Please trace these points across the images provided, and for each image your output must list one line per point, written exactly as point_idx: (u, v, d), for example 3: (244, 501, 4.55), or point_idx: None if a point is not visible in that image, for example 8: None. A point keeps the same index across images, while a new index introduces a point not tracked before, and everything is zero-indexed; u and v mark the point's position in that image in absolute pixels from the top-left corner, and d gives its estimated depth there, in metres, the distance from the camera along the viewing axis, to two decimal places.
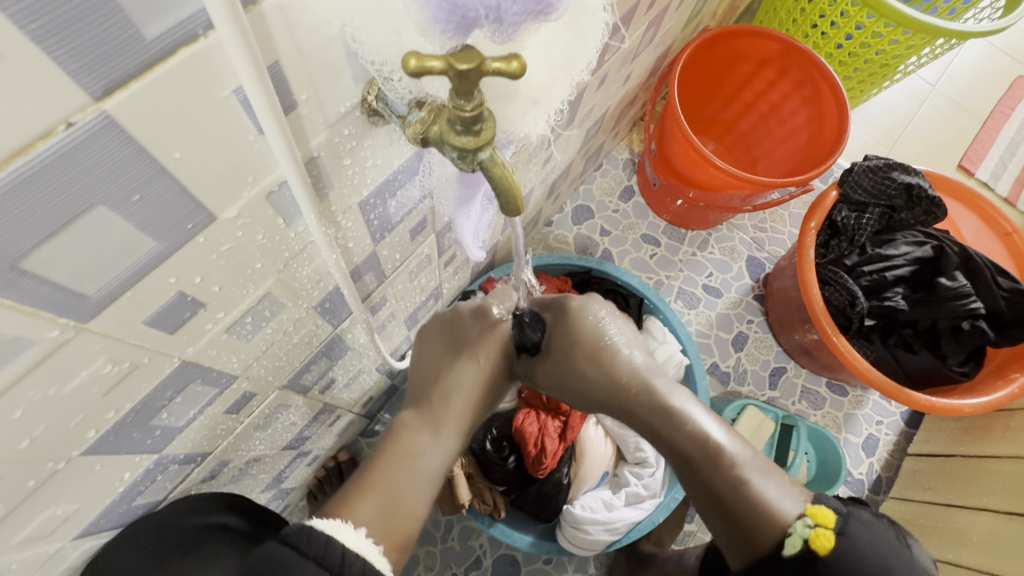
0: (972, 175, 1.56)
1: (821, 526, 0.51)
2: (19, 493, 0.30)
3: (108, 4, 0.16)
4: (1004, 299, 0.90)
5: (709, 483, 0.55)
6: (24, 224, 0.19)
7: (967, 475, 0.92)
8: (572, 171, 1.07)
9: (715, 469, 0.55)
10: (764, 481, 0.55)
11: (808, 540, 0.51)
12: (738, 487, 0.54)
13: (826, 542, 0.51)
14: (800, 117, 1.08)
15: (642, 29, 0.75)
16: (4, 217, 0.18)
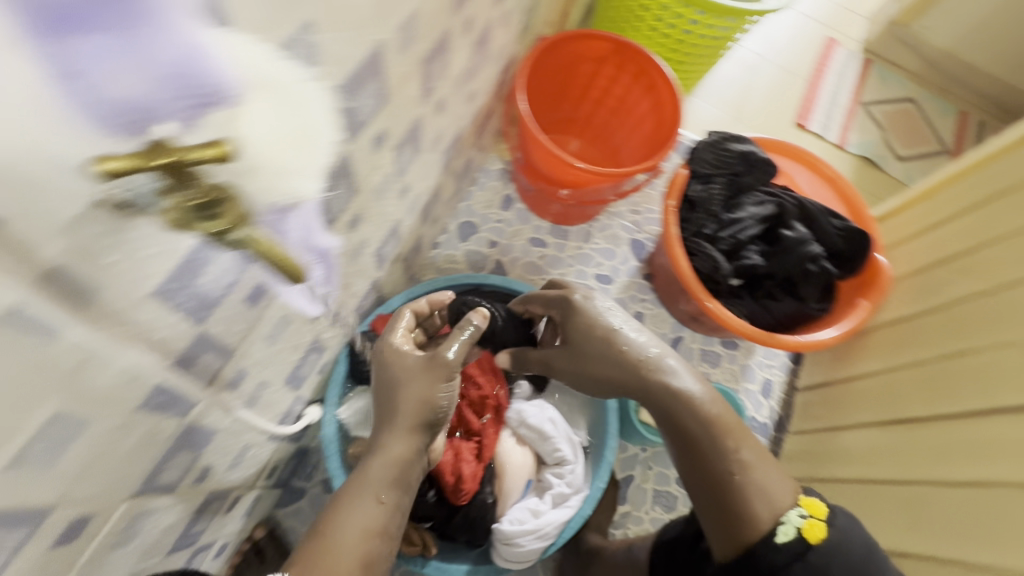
0: (807, 129, 1.76)
1: (814, 516, 0.68)
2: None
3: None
4: (840, 237, 1.02)
5: (710, 465, 0.71)
6: None
7: (844, 397, 1.03)
8: (444, 192, 1.07)
9: (721, 452, 0.71)
10: (764, 474, 0.71)
11: (800, 528, 0.66)
12: (743, 470, 0.70)
13: (817, 531, 0.66)
14: (644, 106, 1.16)
15: (468, 50, 0.77)
16: None
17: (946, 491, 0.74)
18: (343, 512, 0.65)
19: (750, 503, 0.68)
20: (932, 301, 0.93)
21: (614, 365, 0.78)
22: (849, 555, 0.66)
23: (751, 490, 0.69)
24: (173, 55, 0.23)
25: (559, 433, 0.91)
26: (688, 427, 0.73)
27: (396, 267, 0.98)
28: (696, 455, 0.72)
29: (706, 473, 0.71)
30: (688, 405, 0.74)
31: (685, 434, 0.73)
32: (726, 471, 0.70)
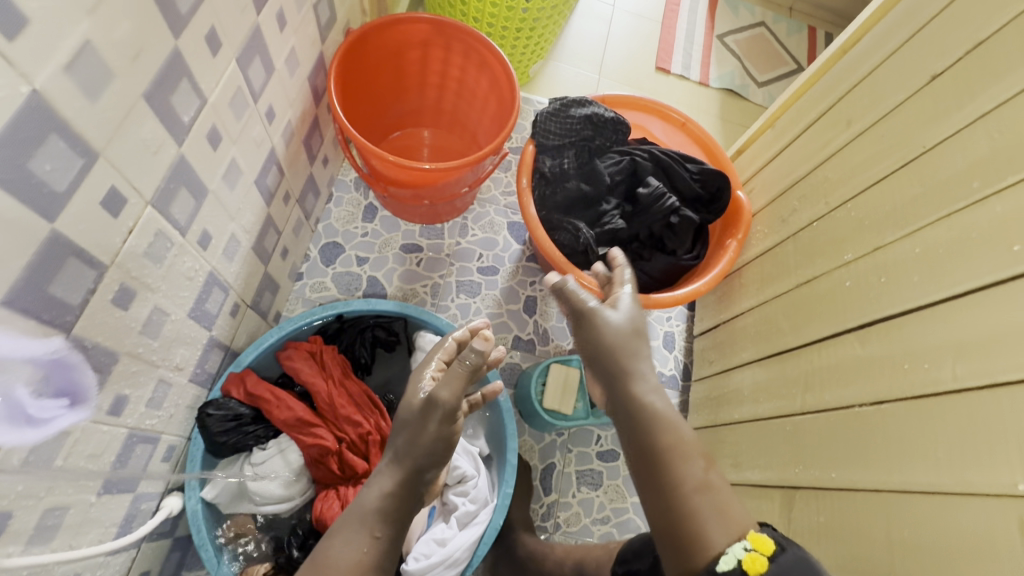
0: (670, 72, 1.76)
1: (757, 549, 0.52)
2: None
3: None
4: (697, 183, 1.01)
5: (667, 482, 0.58)
6: None
7: (731, 338, 1.04)
8: (284, 220, 0.97)
9: (685, 466, 0.58)
10: (727, 496, 0.57)
11: (742, 561, 0.51)
12: (698, 488, 0.57)
13: (761, 566, 0.51)
14: (483, 84, 1.09)
15: (239, 67, 0.67)
16: None
17: (817, 417, 0.77)
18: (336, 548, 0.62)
19: (703, 523, 0.55)
20: (787, 229, 0.95)
21: (608, 356, 0.68)
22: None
23: (708, 513, 0.55)
24: None
25: (454, 448, 0.86)
26: (657, 442, 0.60)
27: (242, 316, 0.88)
28: (659, 472, 0.59)
29: (664, 493, 0.58)
30: (661, 420, 0.62)
31: (649, 448, 0.60)
32: (688, 488, 0.57)
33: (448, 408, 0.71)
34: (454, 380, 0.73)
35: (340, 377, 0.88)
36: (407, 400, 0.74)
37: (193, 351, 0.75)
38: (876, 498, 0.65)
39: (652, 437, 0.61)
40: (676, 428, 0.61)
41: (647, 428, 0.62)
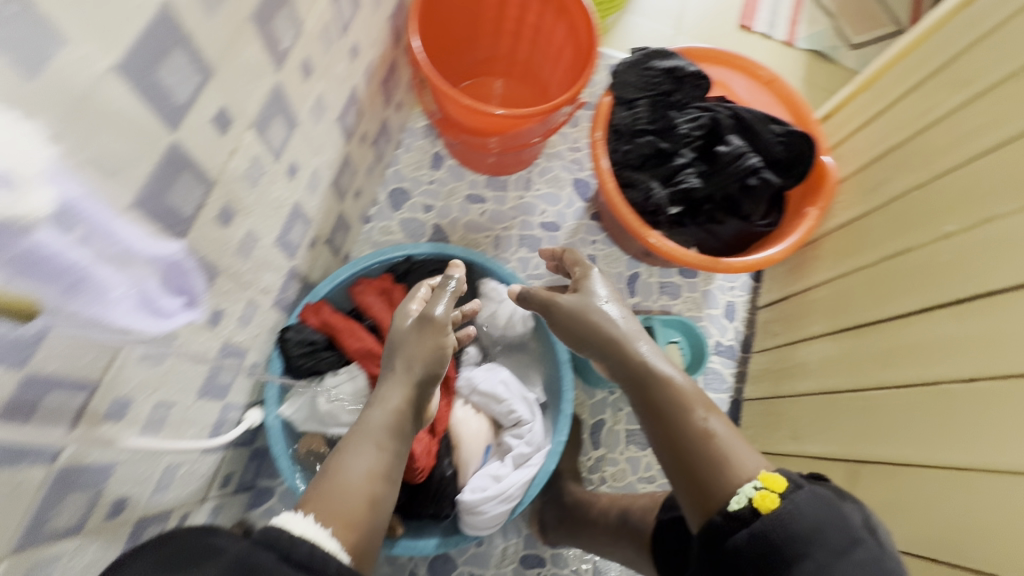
0: (752, 31, 1.63)
1: (768, 487, 0.56)
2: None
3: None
4: (780, 144, 0.95)
5: (674, 435, 0.62)
6: None
7: (801, 310, 1.00)
8: (359, 161, 0.99)
9: (689, 423, 0.62)
10: (737, 445, 0.61)
11: (753, 499, 0.56)
12: (705, 441, 0.61)
13: (771, 503, 0.55)
14: (560, 32, 1.06)
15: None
16: None
17: (893, 393, 0.74)
18: (347, 457, 0.64)
19: (716, 472, 0.59)
20: (877, 199, 0.89)
21: (595, 330, 0.72)
22: (805, 533, 0.54)
23: (720, 463, 0.59)
24: None
25: (513, 393, 0.89)
26: (657, 400, 0.65)
27: (318, 251, 0.93)
28: (666, 430, 0.63)
29: (674, 448, 0.62)
30: (660, 373, 0.66)
31: (653, 407, 0.65)
32: (696, 444, 0.61)
33: (438, 324, 0.75)
34: (442, 300, 0.77)
35: None
36: (397, 324, 0.77)
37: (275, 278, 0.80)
38: (956, 477, 0.63)
39: (648, 397, 0.66)
40: (675, 382, 0.65)
41: (646, 386, 0.66)
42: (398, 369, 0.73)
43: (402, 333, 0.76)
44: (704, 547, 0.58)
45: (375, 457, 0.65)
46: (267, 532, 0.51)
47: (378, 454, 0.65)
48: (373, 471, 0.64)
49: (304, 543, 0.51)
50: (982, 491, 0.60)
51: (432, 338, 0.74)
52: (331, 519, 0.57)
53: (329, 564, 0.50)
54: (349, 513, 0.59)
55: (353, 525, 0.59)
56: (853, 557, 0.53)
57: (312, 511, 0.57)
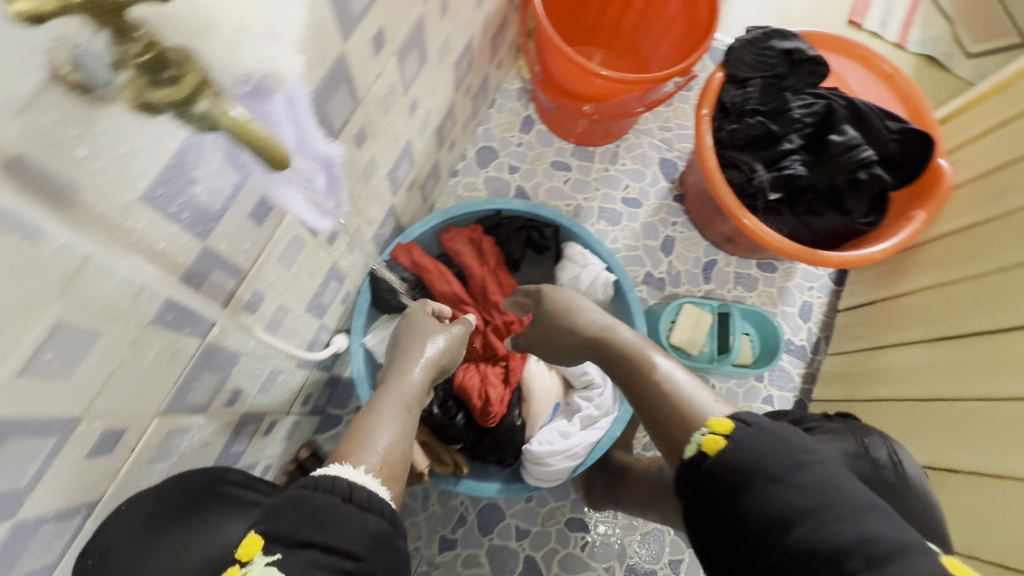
0: (862, 28, 1.54)
1: (714, 431, 0.49)
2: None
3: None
4: (895, 142, 0.92)
5: (641, 398, 0.58)
6: None
7: (888, 317, 0.97)
8: (460, 112, 1.00)
9: (655, 386, 0.56)
10: (699, 393, 0.54)
11: (700, 446, 0.49)
12: (663, 396, 0.55)
13: (717, 444, 0.48)
14: (674, 4, 1.03)
15: None
16: None
17: (988, 403, 0.73)
18: (378, 417, 0.62)
19: (671, 421, 0.53)
20: (994, 208, 0.84)
21: (565, 328, 0.71)
22: (755, 468, 0.45)
23: (680, 409, 0.53)
24: None
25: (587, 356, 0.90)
26: (626, 370, 0.61)
27: (412, 194, 0.95)
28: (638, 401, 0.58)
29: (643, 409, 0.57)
30: (627, 347, 0.63)
31: (626, 380, 0.61)
32: (656, 402, 0.56)
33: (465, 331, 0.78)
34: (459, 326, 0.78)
35: (494, 266, 0.93)
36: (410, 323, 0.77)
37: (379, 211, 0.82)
38: None
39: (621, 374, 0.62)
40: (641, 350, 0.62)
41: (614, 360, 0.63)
42: (423, 349, 0.72)
43: (414, 325, 0.76)
44: (687, 509, 0.49)
45: (406, 420, 0.64)
46: (317, 480, 0.49)
47: (407, 417, 0.65)
48: (405, 432, 0.63)
49: (365, 492, 0.51)
50: (989, 489, 0.70)
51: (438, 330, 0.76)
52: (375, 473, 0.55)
53: (386, 511, 0.50)
54: (391, 470, 0.57)
55: (394, 479, 0.57)
56: (829, 489, 0.44)
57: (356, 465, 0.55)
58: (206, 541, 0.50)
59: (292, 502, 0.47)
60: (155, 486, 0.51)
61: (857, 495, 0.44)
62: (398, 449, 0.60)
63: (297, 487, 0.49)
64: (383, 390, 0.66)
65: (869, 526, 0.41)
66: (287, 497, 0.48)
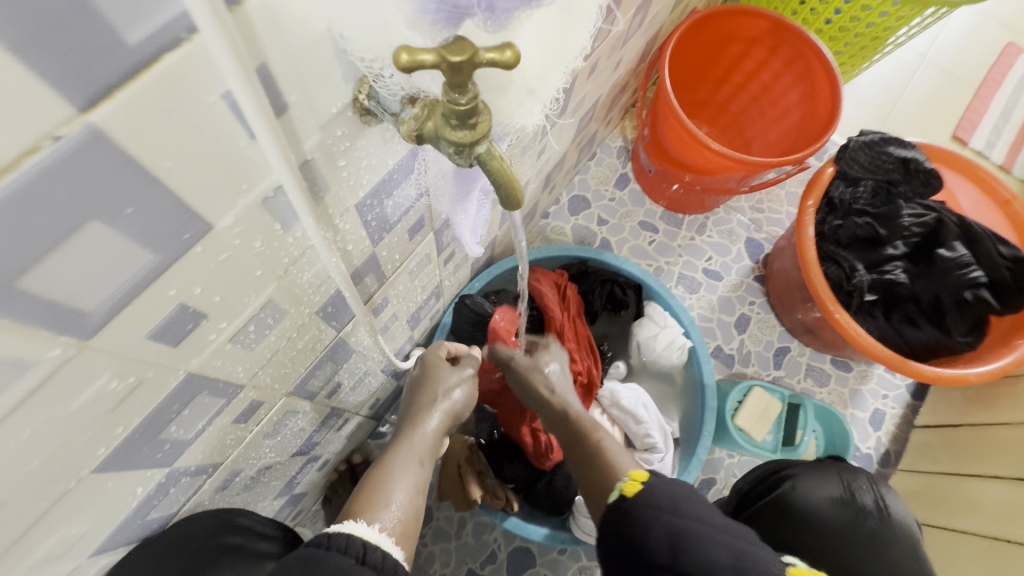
0: (966, 145, 1.49)
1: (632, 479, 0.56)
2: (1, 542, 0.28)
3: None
4: (1007, 268, 0.88)
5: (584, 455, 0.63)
6: (9, 251, 0.18)
7: (975, 444, 0.92)
8: (567, 161, 1.05)
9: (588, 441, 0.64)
10: (621, 455, 0.62)
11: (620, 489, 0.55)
12: (597, 454, 0.62)
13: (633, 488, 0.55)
14: (793, 95, 1.06)
15: (631, 12, 0.71)
16: (10, 229, 0.18)
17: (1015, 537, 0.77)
18: (393, 467, 0.57)
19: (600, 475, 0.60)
20: None
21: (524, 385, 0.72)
22: (662, 501, 0.52)
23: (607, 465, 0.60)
24: None
25: (652, 418, 0.89)
26: (574, 427, 0.66)
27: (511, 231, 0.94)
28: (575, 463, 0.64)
29: (582, 463, 0.63)
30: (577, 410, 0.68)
31: (571, 437, 0.66)
32: (590, 453, 0.63)
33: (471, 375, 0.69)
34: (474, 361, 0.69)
35: (574, 314, 0.94)
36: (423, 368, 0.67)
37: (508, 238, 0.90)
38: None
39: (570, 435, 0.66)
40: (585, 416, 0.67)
41: (566, 416, 0.68)
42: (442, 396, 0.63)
43: (432, 369, 0.66)
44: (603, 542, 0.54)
45: (419, 473, 0.58)
46: (335, 538, 0.46)
47: (421, 470, 0.58)
48: (417, 487, 0.56)
49: (380, 553, 0.46)
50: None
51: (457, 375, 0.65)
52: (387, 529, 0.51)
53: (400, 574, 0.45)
54: (405, 527, 0.53)
55: (407, 536, 0.52)
56: (715, 527, 0.49)
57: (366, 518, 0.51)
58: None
59: (306, 559, 0.43)
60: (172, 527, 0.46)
61: (745, 537, 0.49)
62: (414, 497, 0.56)
63: (314, 544, 0.45)
64: (398, 438, 0.60)
65: (751, 552, 0.47)
66: (301, 554, 0.44)
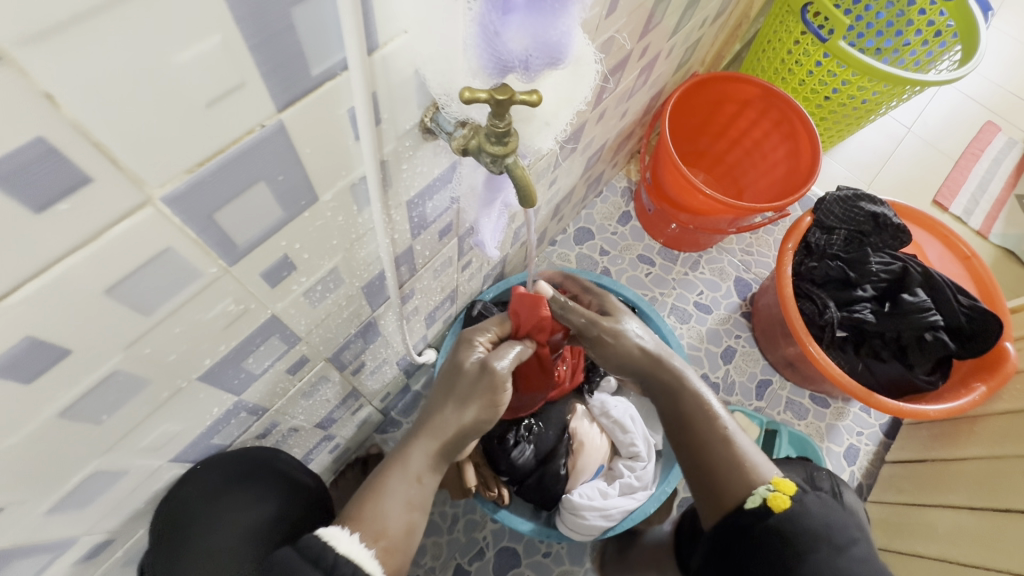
0: (946, 210, 1.60)
1: (780, 491, 0.56)
2: (132, 420, 0.38)
3: (290, 31, 0.26)
4: (963, 313, 0.98)
5: (701, 447, 0.60)
6: (217, 193, 0.29)
7: (939, 478, 0.99)
8: (575, 195, 1.17)
9: (710, 427, 0.60)
10: (749, 448, 0.60)
11: (766, 500, 0.56)
12: (724, 447, 0.59)
13: (782, 503, 0.55)
14: (780, 152, 1.19)
15: (636, 73, 0.84)
16: (224, 178, 0.29)
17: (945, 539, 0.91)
18: (391, 486, 0.54)
19: (726, 478, 0.58)
20: None
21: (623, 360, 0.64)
22: (819, 532, 0.54)
23: (738, 468, 0.58)
24: (551, 26, 0.30)
25: (637, 430, 0.96)
26: (686, 407, 0.61)
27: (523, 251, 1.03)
28: (686, 448, 0.61)
29: (695, 451, 0.60)
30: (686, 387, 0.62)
31: (681, 414, 0.62)
32: (715, 447, 0.59)
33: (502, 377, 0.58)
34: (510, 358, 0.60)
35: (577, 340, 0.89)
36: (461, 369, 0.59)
37: (521, 252, 1.01)
38: None
39: (684, 421, 0.61)
40: (698, 389, 0.62)
41: (675, 391, 0.62)
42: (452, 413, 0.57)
43: (453, 380, 0.58)
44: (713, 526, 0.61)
45: (416, 490, 0.55)
46: (308, 544, 0.49)
47: (420, 490, 0.56)
48: (412, 503, 0.55)
49: (350, 566, 0.48)
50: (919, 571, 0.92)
51: (486, 394, 0.56)
52: (373, 546, 0.51)
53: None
54: (391, 540, 0.52)
55: (394, 552, 0.52)
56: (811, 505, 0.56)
57: (358, 533, 0.51)
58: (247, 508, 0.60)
59: (278, 561, 0.48)
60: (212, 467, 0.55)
61: (841, 516, 0.57)
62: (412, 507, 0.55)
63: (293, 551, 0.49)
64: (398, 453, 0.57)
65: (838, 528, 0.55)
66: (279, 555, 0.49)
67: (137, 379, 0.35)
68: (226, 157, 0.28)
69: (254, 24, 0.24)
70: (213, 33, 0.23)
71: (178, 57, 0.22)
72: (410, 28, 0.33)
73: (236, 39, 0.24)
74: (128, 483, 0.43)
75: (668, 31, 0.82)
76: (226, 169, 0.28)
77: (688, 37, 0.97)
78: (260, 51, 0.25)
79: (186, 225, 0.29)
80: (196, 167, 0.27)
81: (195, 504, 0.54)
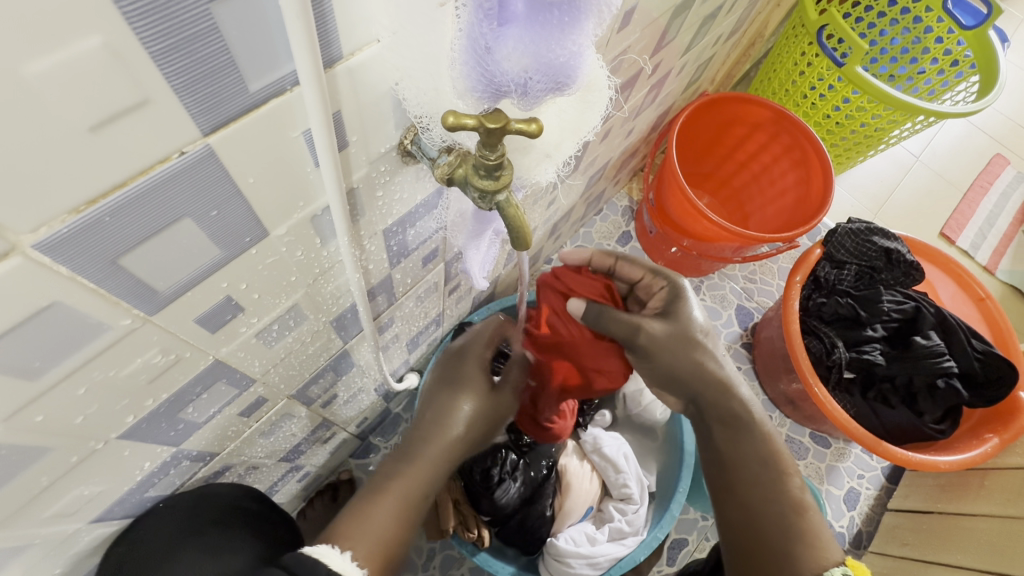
0: (953, 243, 1.55)
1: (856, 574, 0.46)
2: (28, 492, 0.32)
3: (214, 37, 0.20)
4: (978, 361, 0.93)
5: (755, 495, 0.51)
6: (122, 235, 0.23)
7: (944, 534, 0.95)
8: (574, 214, 1.11)
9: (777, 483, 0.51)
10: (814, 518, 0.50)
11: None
12: (788, 515, 0.49)
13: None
14: (789, 178, 1.13)
15: (644, 90, 0.78)
16: (130, 218, 0.23)
17: None
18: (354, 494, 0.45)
19: (792, 549, 0.48)
20: None
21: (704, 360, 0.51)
22: None
23: (796, 541, 0.48)
24: (557, 44, 0.25)
25: (631, 470, 0.90)
26: (744, 458, 0.52)
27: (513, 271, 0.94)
28: (738, 503, 0.51)
29: (750, 510, 0.51)
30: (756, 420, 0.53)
31: (733, 464, 0.52)
32: (785, 510, 0.49)
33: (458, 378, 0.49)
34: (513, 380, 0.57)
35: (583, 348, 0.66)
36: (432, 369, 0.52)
37: (514, 274, 0.94)
38: None
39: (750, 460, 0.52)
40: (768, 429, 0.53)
41: (733, 435, 0.53)
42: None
43: None
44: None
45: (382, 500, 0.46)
46: (298, 560, 0.40)
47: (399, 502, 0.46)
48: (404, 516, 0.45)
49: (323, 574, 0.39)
50: None
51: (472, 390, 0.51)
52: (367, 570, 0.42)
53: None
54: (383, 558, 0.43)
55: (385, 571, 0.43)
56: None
57: (351, 550, 0.42)
58: (220, 566, 0.52)
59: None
60: (145, 523, 0.48)
61: None
62: (370, 532, 0.44)
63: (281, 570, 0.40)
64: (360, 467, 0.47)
65: None
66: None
67: (29, 449, 0.29)
68: (126, 194, 0.22)
69: (155, 23, 0.18)
70: (90, 33, 0.17)
71: (36, 66, 0.16)
72: (386, 36, 0.26)
73: (129, 44, 0.18)
74: (36, 550, 0.38)
75: (681, 48, 0.76)
76: (128, 207, 0.22)
77: (701, 55, 0.92)
78: (168, 59, 0.19)
79: (80, 273, 0.23)
80: (85, 206, 0.21)
81: (147, 556, 0.48)
